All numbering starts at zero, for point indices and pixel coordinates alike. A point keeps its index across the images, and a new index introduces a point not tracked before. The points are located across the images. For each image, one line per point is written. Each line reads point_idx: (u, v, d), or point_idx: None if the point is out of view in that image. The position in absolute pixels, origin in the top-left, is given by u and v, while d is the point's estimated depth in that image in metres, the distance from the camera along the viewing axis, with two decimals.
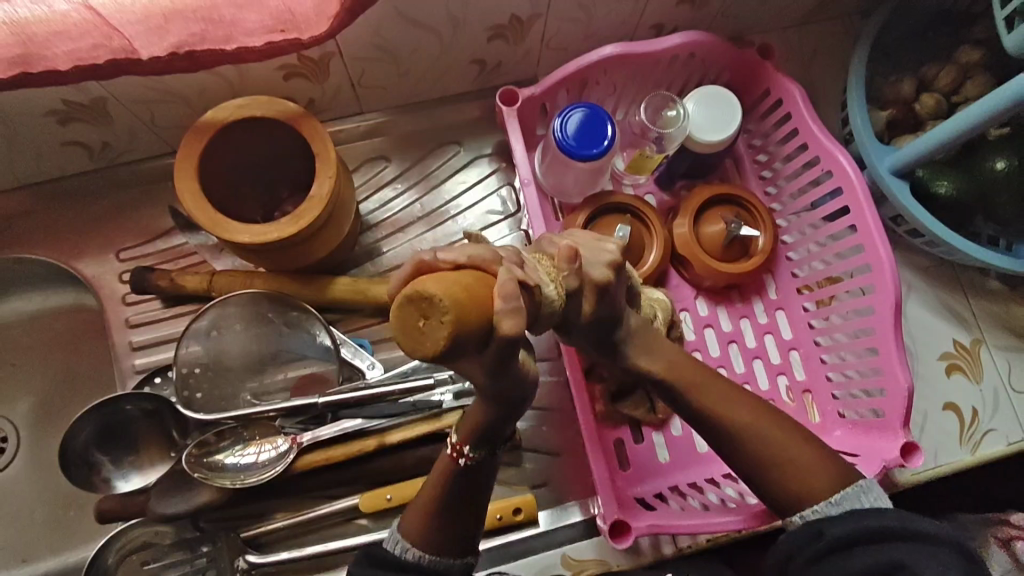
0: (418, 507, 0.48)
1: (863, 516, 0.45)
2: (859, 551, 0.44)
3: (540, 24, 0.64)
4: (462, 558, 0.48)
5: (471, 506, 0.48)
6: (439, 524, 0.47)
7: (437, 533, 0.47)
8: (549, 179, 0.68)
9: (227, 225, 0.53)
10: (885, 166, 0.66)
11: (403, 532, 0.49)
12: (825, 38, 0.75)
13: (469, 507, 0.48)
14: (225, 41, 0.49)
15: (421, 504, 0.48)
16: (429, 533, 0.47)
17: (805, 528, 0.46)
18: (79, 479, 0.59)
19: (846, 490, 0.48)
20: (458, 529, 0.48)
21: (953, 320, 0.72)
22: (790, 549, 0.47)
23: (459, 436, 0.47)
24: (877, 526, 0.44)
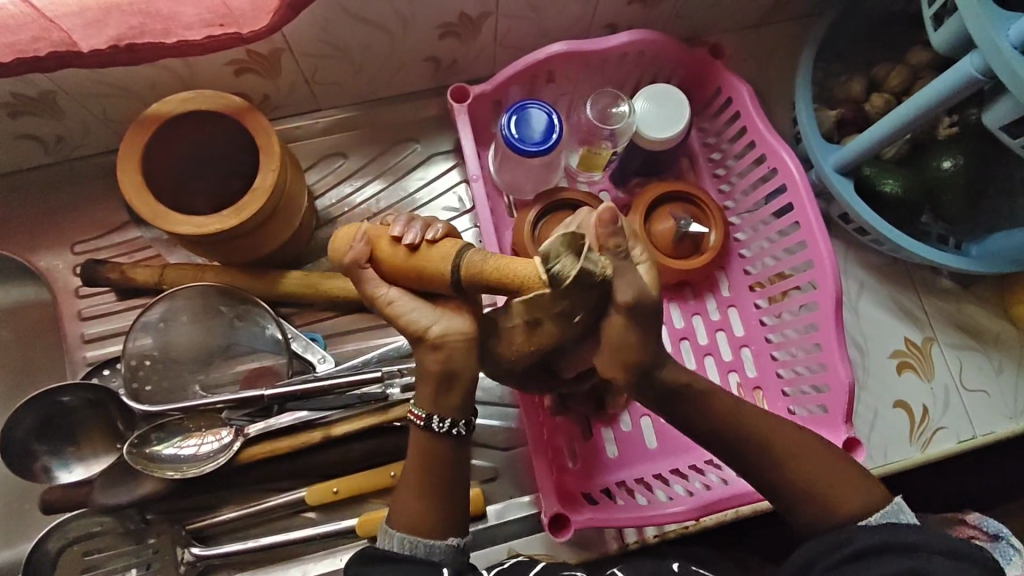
0: (405, 495, 0.48)
1: (886, 528, 0.43)
2: (885, 560, 0.42)
3: (490, 22, 0.65)
4: (445, 542, 0.47)
5: (454, 483, 0.48)
6: (428, 503, 0.47)
7: (426, 516, 0.47)
8: (502, 176, 0.69)
9: (168, 217, 0.54)
10: (830, 164, 0.66)
11: (391, 525, 0.47)
12: (780, 39, 0.76)
13: (456, 484, 0.48)
14: (164, 34, 0.50)
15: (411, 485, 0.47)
16: (405, 520, 0.47)
17: (831, 535, 0.45)
18: (22, 467, 0.60)
19: (884, 508, 0.46)
20: (445, 511, 0.47)
21: (905, 318, 0.72)
22: (813, 555, 0.45)
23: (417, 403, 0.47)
24: (907, 540, 0.42)
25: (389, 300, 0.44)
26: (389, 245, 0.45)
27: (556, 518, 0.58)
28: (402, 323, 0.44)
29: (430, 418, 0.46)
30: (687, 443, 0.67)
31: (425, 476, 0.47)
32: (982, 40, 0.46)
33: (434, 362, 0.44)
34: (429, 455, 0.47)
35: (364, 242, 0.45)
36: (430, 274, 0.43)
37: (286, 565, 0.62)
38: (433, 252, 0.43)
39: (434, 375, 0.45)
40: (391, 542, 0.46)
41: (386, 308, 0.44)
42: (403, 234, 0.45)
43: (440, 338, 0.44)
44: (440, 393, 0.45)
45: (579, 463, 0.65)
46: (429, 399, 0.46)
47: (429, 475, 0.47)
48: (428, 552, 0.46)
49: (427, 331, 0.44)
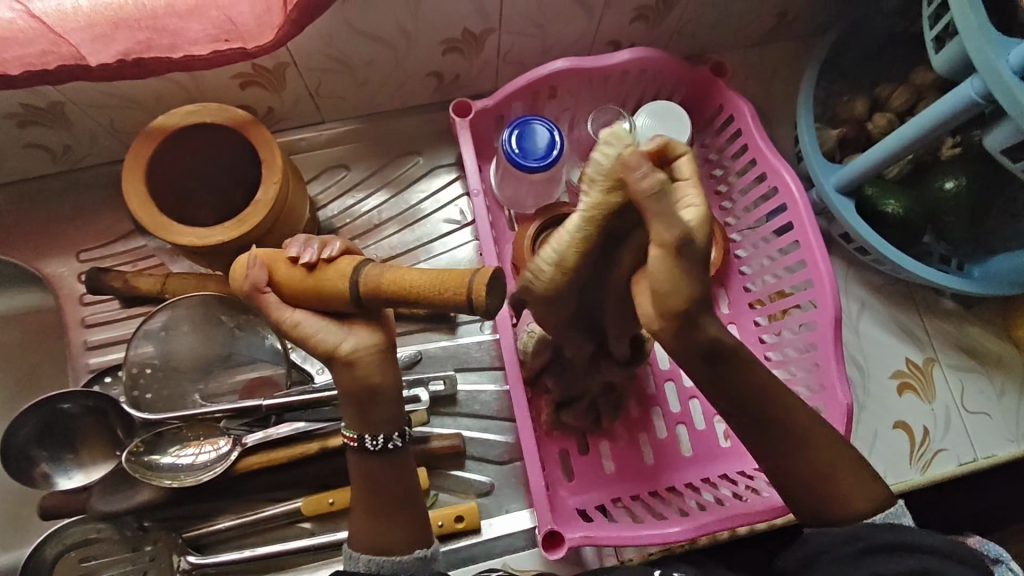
0: (358, 518, 0.51)
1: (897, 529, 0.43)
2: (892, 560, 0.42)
3: (494, 39, 0.66)
4: (411, 554, 0.50)
5: (400, 496, 0.50)
6: (378, 522, 0.50)
7: (383, 533, 0.50)
8: (503, 190, 0.69)
9: (170, 228, 0.55)
10: (831, 183, 0.66)
11: (354, 548, 0.50)
12: (784, 57, 0.76)
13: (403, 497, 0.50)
14: (170, 49, 0.51)
15: (362, 509, 0.50)
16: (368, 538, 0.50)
17: (842, 529, 0.44)
18: (20, 473, 0.61)
19: (893, 507, 0.46)
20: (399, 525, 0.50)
21: (906, 338, 0.72)
22: (822, 547, 0.44)
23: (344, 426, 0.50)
24: (917, 541, 0.42)
25: (295, 323, 0.44)
26: (287, 265, 0.44)
27: (551, 535, 0.58)
28: (315, 345, 0.44)
29: (362, 438, 0.49)
30: (685, 461, 0.67)
31: (366, 494, 0.50)
32: (982, 64, 0.46)
33: (344, 381, 0.46)
34: (365, 474, 0.50)
35: (257, 265, 0.44)
36: (328, 292, 0.43)
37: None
38: (336, 269, 0.43)
39: (355, 393, 0.46)
40: (358, 563, 0.50)
41: (291, 331, 0.44)
42: (298, 252, 0.44)
43: (354, 356, 0.45)
44: (365, 411, 0.48)
45: (575, 478, 0.65)
46: (354, 420, 0.48)
47: (370, 494, 0.50)
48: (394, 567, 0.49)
49: (338, 350, 0.44)
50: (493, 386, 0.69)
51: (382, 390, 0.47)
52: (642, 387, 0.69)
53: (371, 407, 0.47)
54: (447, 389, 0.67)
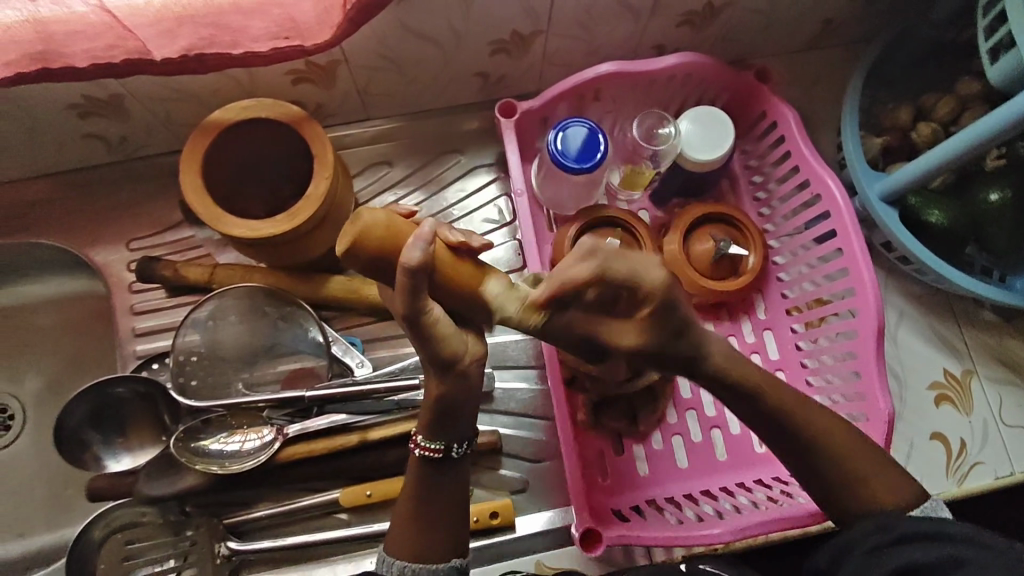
0: (398, 523, 0.51)
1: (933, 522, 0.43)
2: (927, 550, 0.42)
3: (540, 41, 0.67)
4: (447, 562, 0.50)
5: (454, 506, 0.51)
6: (422, 528, 0.50)
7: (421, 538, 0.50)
8: (543, 191, 0.70)
9: (225, 220, 0.56)
10: (875, 192, 0.66)
11: (387, 552, 0.51)
12: (827, 64, 0.76)
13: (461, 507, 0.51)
14: (231, 45, 0.52)
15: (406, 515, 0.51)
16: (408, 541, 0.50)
17: (872, 522, 0.45)
18: (72, 455, 0.62)
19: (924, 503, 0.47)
20: (441, 534, 0.50)
21: (945, 349, 0.71)
22: (853, 539, 0.45)
23: (424, 436, 0.50)
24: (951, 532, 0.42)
25: (433, 318, 0.42)
26: (452, 255, 0.43)
27: (587, 533, 0.59)
28: (441, 346, 0.43)
29: (448, 447, 0.50)
30: (719, 465, 0.67)
31: (421, 503, 0.51)
32: None
33: (447, 392, 0.46)
34: (420, 480, 0.51)
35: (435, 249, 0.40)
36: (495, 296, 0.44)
37: (317, 564, 0.63)
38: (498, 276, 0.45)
39: (451, 403, 0.47)
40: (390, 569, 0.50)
41: (431, 327, 0.42)
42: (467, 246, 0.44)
43: (468, 367, 0.45)
44: (444, 423, 0.49)
45: (609, 478, 0.66)
46: (438, 432, 0.49)
47: (426, 503, 0.50)
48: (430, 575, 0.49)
49: (462, 359, 0.45)
50: (529, 384, 0.70)
51: (463, 407, 0.48)
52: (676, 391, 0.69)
53: (455, 420, 0.48)
54: (485, 386, 0.68)
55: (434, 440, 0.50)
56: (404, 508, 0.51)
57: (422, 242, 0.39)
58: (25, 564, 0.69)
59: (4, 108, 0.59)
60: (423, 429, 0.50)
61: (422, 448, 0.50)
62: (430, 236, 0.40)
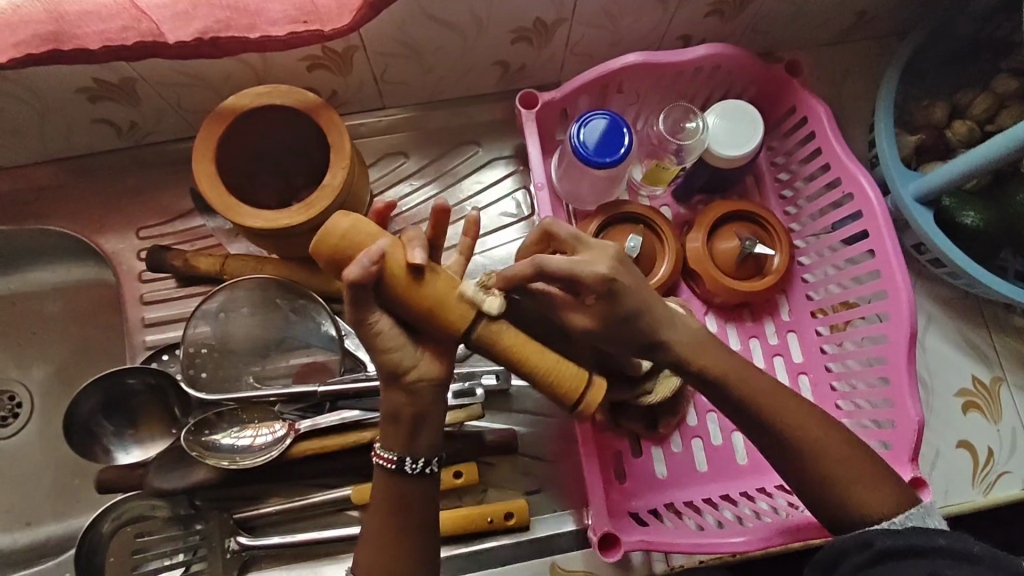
0: (373, 531, 0.48)
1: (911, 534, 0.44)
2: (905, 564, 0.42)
3: (564, 29, 0.64)
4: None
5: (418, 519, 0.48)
6: (392, 541, 0.48)
7: (386, 559, 0.47)
8: (564, 185, 0.68)
9: (239, 210, 0.54)
10: (909, 192, 0.64)
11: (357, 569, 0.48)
12: (859, 58, 0.74)
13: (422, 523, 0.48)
14: (248, 29, 0.50)
15: (380, 519, 0.48)
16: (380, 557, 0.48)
17: (853, 537, 0.45)
18: (82, 446, 0.62)
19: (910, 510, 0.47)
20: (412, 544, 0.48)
21: (973, 355, 0.69)
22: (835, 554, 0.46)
23: (381, 444, 0.48)
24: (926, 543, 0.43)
25: (377, 328, 0.44)
26: (409, 276, 0.43)
27: (605, 538, 0.57)
28: (384, 357, 0.45)
29: (402, 460, 0.47)
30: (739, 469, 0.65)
31: (398, 506, 0.48)
32: None
33: (397, 397, 0.46)
34: (396, 491, 0.48)
35: (379, 268, 0.42)
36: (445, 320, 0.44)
37: (323, 563, 0.62)
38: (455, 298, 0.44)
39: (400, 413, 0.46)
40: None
41: (374, 338, 0.44)
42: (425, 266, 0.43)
43: (414, 382, 0.46)
44: (400, 432, 0.47)
45: (626, 481, 0.64)
46: (391, 440, 0.47)
47: (396, 511, 0.48)
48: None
49: (405, 374, 0.45)
50: None
51: (429, 410, 0.47)
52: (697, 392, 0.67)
53: (409, 429, 0.47)
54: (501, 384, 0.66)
55: (388, 448, 0.48)
56: (376, 512, 0.48)
57: (364, 261, 0.41)
58: (32, 554, 0.69)
59: (14, 91, 0.58)
60: (382, 436, 0.48)
61: (378, 457, 0.48)
62: (375, 258, 0.41)
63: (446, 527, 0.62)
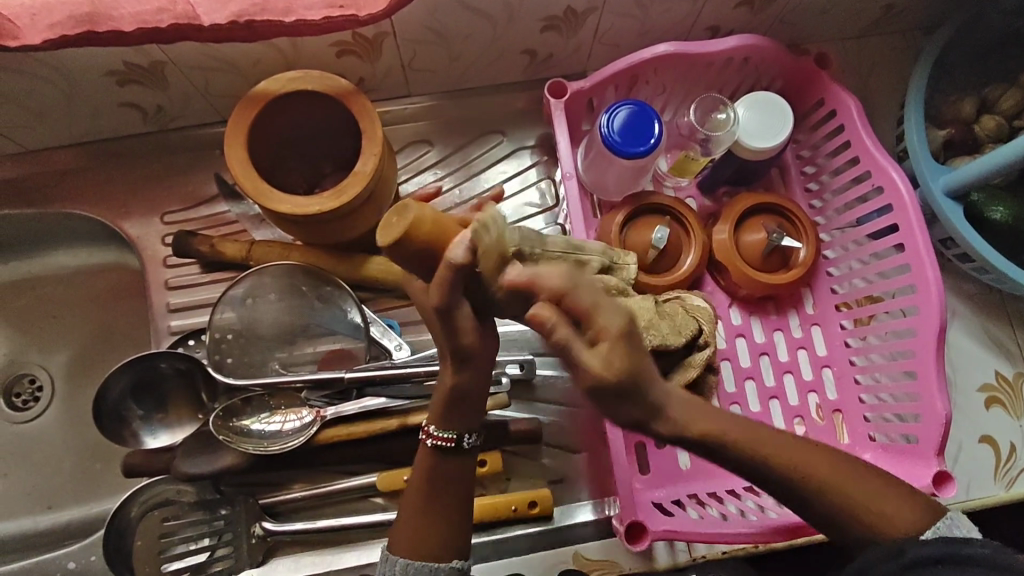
0: (407, 517, 0.50)
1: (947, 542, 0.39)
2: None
3: (594, 18, 0.64)
4: (450, 563, 0.49)
5: (453, 504, 0.50)
6: (425, 528, 0.49)
7: (420, 539, 0.49)
8: (591, 175, 0.68)
9: (270, 195, 0.54)
10: (938, 187, 0.64)
11: (392, 551, 0.49)
12: (886, 52, 0.73)
13: (461, 509, 0.50)
14: (284, 13, 0.50)
15: (414, 506, 0.49)
16: (410, 538, 0.49)
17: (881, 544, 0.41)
18: (111, 429, 0.62)
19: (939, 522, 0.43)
20: (448, 529, 0.49)
21: (996, 351, 0.69)
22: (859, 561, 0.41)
23: (436, 425, 0.49)
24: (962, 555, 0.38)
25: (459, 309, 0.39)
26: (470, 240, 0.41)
27: (631, 526, 0.58)
28: (464, 337, 0.41)
29: (460, 437, 0.49)
30: None
31: (439, 487, 0.49)
32: None
33: (462, 381, 0.46)
34: (436, 473, 0.49)
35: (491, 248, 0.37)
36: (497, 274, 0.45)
37: (341, 550, 0.62)
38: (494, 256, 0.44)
39: (467, 392, 0.47)
40: (393, 567, 0.49)
41: (457, 322, 0.40)
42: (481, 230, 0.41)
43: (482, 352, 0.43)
44: (461, 412, 0.48)
45: (649, 471, 0.64)
46: (450, 420, 0.48)
47: (430, 497, 0.49)
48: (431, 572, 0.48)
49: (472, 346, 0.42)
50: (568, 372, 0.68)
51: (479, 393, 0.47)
52: (722, 383, 0.67)
53: (470, 409, 0.48)
54: (525, 373, 0.66)
55: (446, 429, 0.49)
56: (410, 499, 0.50)
57: (479, 239, 0.36)
58: (55, 536, 0.69)
59: (43, 74, 0.57)
60: (435, 418, 0.49)
61: (434, 437, 0.49)
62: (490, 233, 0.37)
63: (471, 515, 0.62)
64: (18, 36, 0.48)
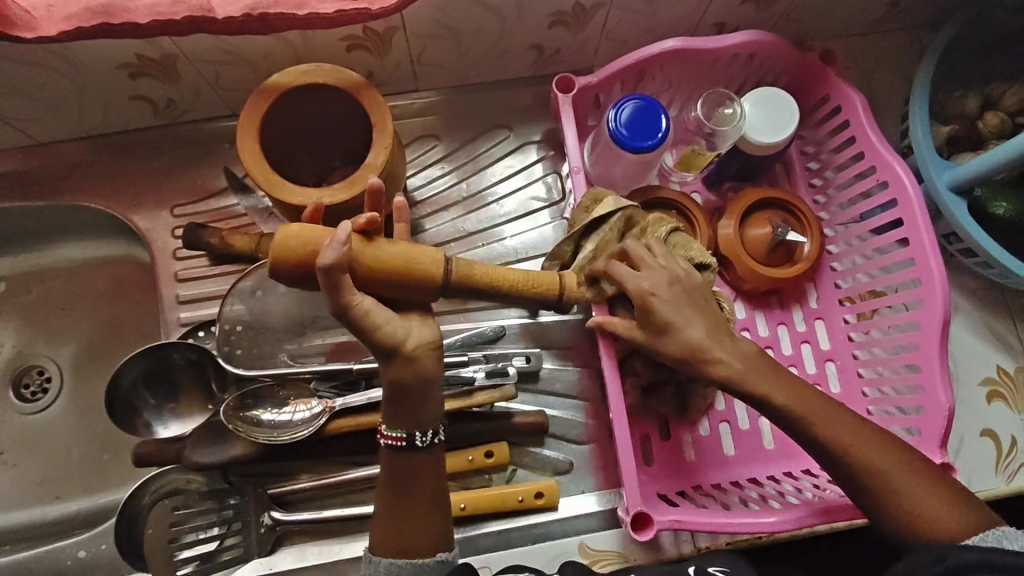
0: (381, 519, 0.51)
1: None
2: None
3: (602, 14, 0.64)
4: (434, 557, 0.51)
5: (428, 503, 0.51)
6: (401, 527, 0.51)
7: (402, 535, 0.51)
8: (597, 169, 0.68)
9: (283, 187, 0.55)
10: (944, 181, 0.65)
11: (375, 552, 0.51)
12: (890, 49, 0.74)
13: (434, 505, 0.52)
14: (298, 6, 0.51)
15: (383, 504, 0.51)
16: (391, 538, 0.51)
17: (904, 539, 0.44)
18: (123, 419, 0.62)
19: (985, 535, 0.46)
20: (424, 526, 0.51)
21: (998, 346, 0.70)
22: None
23: (387, 425, 0.51)
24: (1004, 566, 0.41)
25: (367, 310, 0.45)
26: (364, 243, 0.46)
27: (637, 517, 0.58)
28: (381, 334, 0.46)
29: (410, 435, 0.51)
30: (766, 453, 0.66)
31: (413, 488, 0.51)
32: None
33: None
34: (403, 471, 0.51)
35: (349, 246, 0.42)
36: (421, 271, 0.47)
37: (346, 540, 0.62)
38: (412, 249, 0.47)
39: (407, 385, 0.49)
40: (377, 568, 0.50)
41: (364, 319, 0.45)
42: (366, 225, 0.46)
43: (414, 351, 0.48)
44: (405, 407, 0.50)
45: (655, 463, 0.65)
46: (400, 419, 0.50)
47: (402, 498, 0.51)
48: (415, 570, 0.50)
49: (407, 344, 0.48)
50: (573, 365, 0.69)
51: (423, 388, 0.49)
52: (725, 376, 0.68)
53: (413, 403, 0.50)
54: (532, 365, 0.67)
55: (396, 428, 0.51)
56: (381, 496, 0.51)
57: (336, 241, 0.41)
58: (64, 527, 0.69)
59: (56, 66, 0.58)
60: (388, 417, 0.51)
61: (386, 437, 0.51)
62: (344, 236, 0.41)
63: (479, 505, 0.63)
64: (34, 28, 0.49)
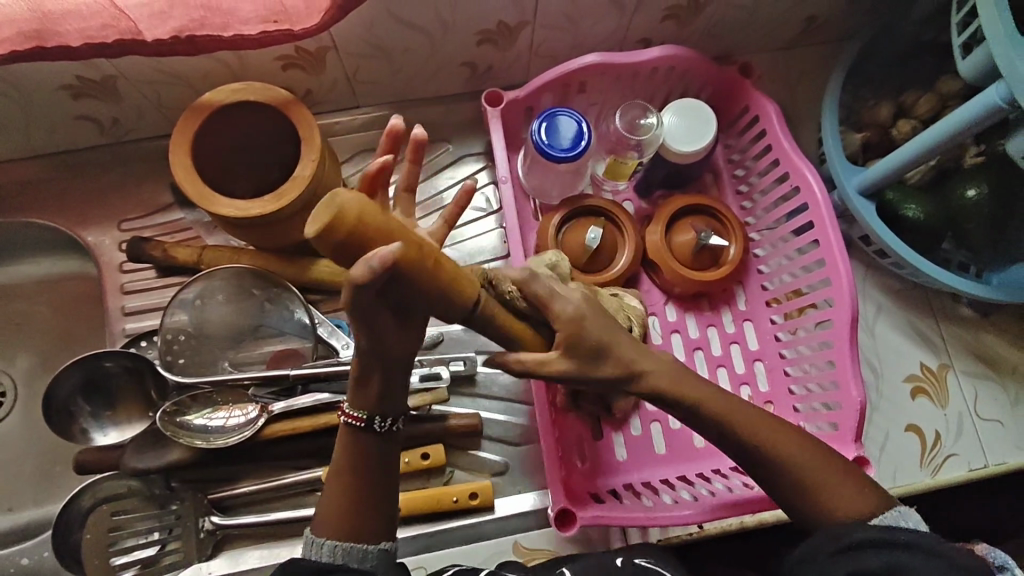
0: (329, 501, 0.49)
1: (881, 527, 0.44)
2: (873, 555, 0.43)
3: (528, 32, 0.68)
4: (378, 545, 0.49)
5: (369, 495, 0.49)
6: (353, 515, 0.48)
7: (348, 520, 0.48)
8: (530, 180, 0.71)
9: (214, 199, 0.57)
10: (853, 186, 0.68)
11: (319, 534, 0.48)
12: (811, 62, 0.77)
13: (385, 496, 0.49)
14: (222, 28, 0.54)
15: (337, 489, 0.49)
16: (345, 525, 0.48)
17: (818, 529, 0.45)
18: (60, 426, 0.64)
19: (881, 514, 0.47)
20: (370, 516, 0.49)
21: (922, 343, 0.72)
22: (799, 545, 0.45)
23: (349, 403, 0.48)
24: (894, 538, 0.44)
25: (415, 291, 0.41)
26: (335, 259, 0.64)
27: (562, 514, 0.60)
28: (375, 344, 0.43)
29: (371, 418, 0.48)
30: (696, 452, 0.68)
31: (359, 481, 0.49)
32: (1007, 68, 0.48)
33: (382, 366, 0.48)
34: (362, 456, 0.49)
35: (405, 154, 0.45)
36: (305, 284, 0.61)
37: (289, 543, 0.64)
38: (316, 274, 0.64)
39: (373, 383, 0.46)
40: (321, 551, 0.47)
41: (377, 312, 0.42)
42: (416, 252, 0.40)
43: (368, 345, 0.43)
44: (382, 396, 0.47)
45: (586, 462, 0.67)
46: (365, 401, 0.47)
47: (357, 487, 0.49)
48: (359, 557, 0.47)
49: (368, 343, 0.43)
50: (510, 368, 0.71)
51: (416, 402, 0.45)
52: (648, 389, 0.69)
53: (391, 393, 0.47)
54: (467, 370, 0.69)
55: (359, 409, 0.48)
56: (336, 483, 0.49)
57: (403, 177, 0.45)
58: (14, 538, 0.71)
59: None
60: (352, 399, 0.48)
61: (348, 415, 0.48)
62: (390, 257, 0.34)
63: (414, 506, 0.64)
64: None
